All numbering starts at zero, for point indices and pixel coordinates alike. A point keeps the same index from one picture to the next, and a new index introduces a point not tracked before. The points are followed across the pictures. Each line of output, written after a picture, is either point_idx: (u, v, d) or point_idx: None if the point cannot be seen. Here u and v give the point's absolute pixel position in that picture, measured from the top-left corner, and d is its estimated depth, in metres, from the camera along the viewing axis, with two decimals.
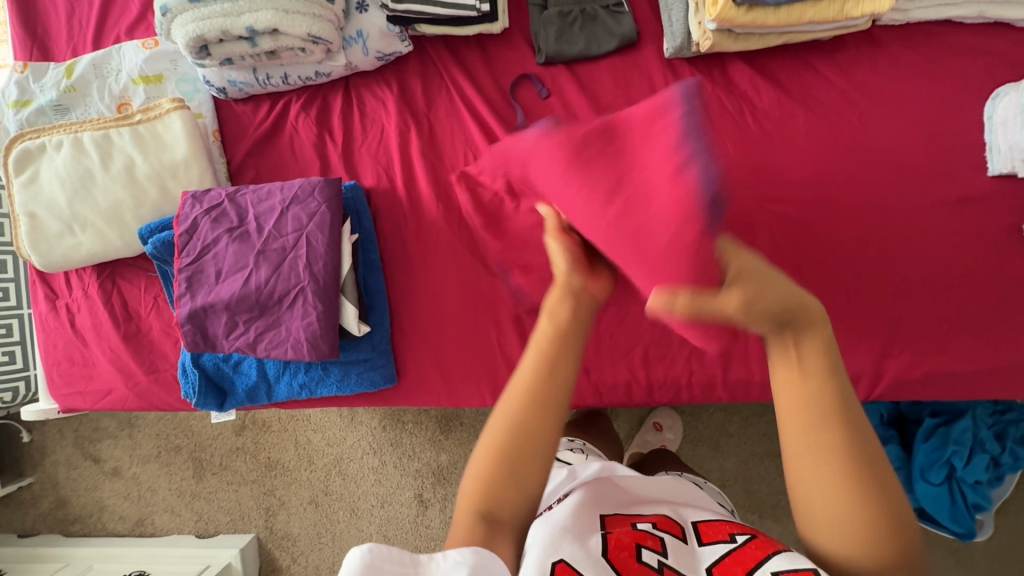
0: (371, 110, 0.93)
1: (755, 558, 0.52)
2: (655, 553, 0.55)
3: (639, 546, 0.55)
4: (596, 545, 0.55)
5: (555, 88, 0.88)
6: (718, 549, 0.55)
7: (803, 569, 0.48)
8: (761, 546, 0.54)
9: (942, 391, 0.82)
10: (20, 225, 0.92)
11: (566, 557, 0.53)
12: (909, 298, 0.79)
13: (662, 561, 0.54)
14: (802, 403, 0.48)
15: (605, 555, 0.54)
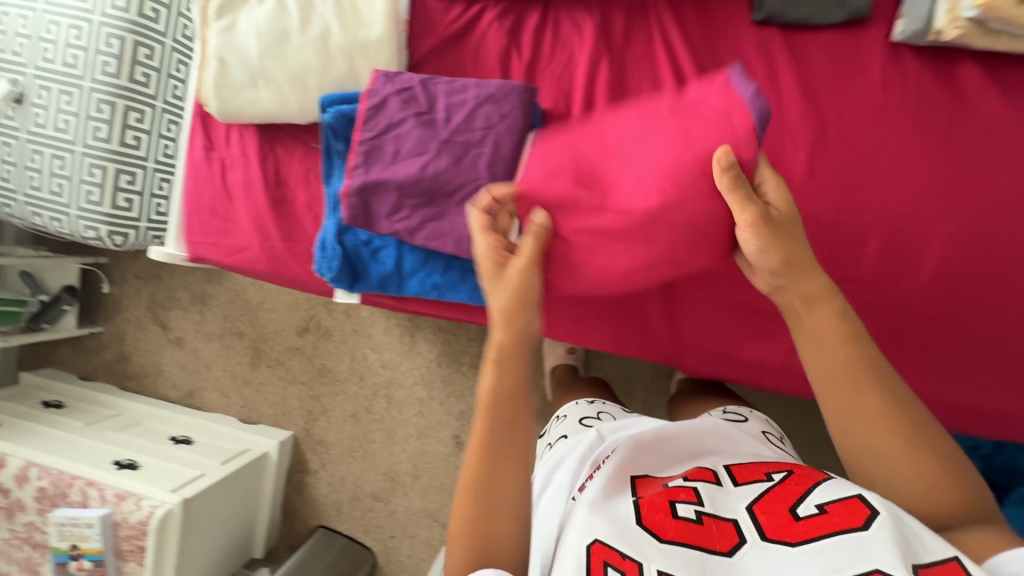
0: (566, 34, 0.92)
1: (797, 493, 0.54)
2: (692, 504, 0.55)
3: (673, 503, 0.56)
4: (628, 511, 0.56)
5: (764, 50, 0.85)
6: (755, 489, 0.57)
7: (848, 496, 0.51)
8: (799, 479, 0.56)
9: None
10: (208, 67, 0.94)
11: (601, 536, 0.53)
12: None
13: (700, 512, 0.55)
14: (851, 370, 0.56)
15: (638, 520, 0.54)
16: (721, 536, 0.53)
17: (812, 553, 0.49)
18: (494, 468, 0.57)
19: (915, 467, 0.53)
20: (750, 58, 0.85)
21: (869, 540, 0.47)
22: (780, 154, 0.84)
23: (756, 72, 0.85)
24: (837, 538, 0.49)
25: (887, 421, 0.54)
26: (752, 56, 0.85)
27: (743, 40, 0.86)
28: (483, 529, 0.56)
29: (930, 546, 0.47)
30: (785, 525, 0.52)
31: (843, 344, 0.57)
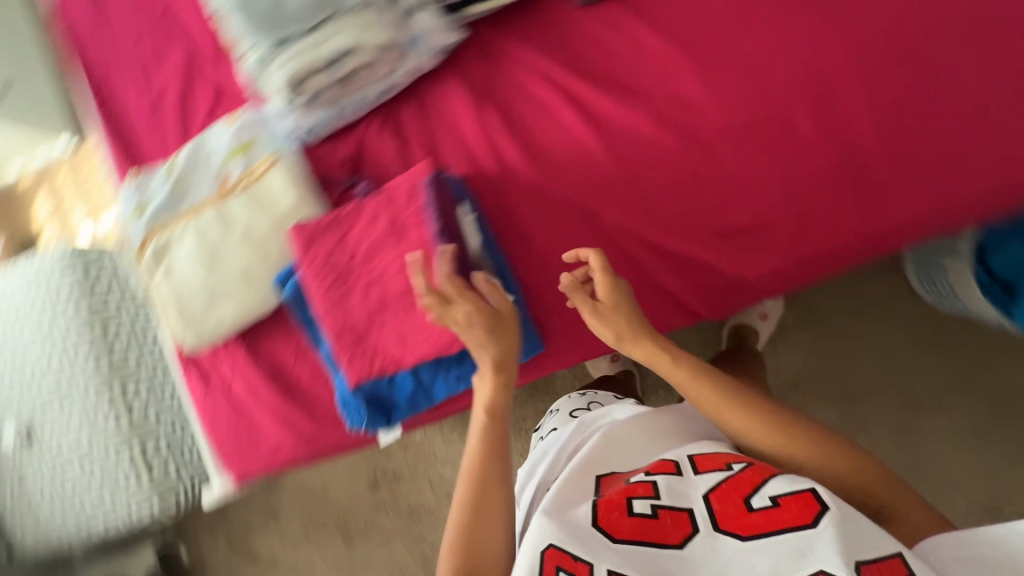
0: (442, 107, 0.97)
1: (753, 482, 0.67)
2: (648, 499, 0.67)
3: (630, 500, 0.67)
4: (586, 516, 0.66)
5: (611, 23, 0.91)
6: (714, 476, 0.69)
7: (801, 488, 0.64)
8: (758, 470, 0.69)
9: None
10: (169, 312, 0.99)
11: (554, 541, 0.62)
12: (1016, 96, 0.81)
13: (654, 506, 0.66)
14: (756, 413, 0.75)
15: (595, 522, 0.65)
16: (675, 529, 0.64)
17: (760, 543, 0.61)
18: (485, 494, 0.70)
19: (798, 449, 0.73)
20: (604, 36, 0.91)
21: (817, 538, 0.59)
22: (679, 93, 0.88)
23: (614, 44, 0.91)
24: (789, 533, 0.60)
25: (767, 424, 0.74)
26: (604, 34, 0.91)
27: (588, 25, 0.92)
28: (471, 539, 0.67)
29: (879, 543, 0.59)
30: (740, 515, 0.64)
31: (700, 382, 0.78)
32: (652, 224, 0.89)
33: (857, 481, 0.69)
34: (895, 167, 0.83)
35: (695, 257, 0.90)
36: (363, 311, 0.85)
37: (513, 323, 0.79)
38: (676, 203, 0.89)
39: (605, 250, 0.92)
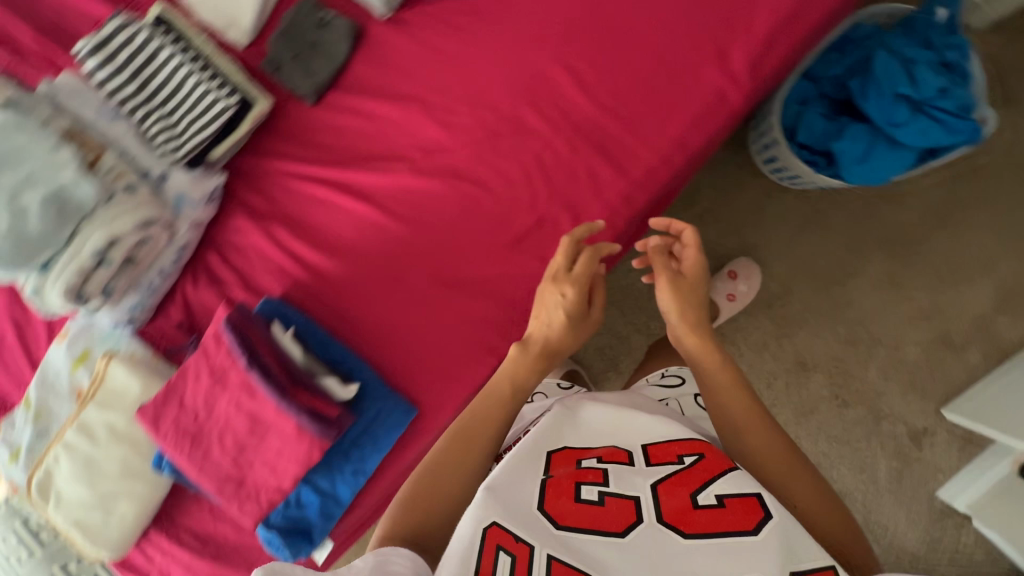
0: (239, 241, 1.02)
1: (701, 479, 0.65)
2: (597, 485, 0.66)
3: (579, 485, 0.66)
4: (535, 497, 0.65)
5: (339, 109, 0.97)
6: (663, 468, 0.68)
7: (746, 492, 0.63)
8: (707, 466, 0.67)
9: (787, 48, 0.86)
10: (74, 536, 1.00)
11: (497, 520, 0.61)
12: (694, 10, 0.86)
13: (602, 493, 0.65)
14: (761, 423, 0.75)
15: (541, 506, 0.64)
16: (619, 516, 0.63)
17: (702, 543, 0.59)
18: (444, 475, 0.70)
19: (770, 460, 0.72)
20: (339, 122, 0.97)
21: (756, 543, 0.58)
22: (420, 143, 0.95)
23: (350, 124, 0.97)
24: (729, 537, 0.59)
25: (775, 438, 0.73)
26: (338, 120, 0.97)
27: (322, 118, 0.98)
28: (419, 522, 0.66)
29: (817, 557, 0.58)
30: (685, 510, 0.62)
31: (723, 374, 0.79)
32: (454, 261, 0.95)
33: (830, 519, 0.68)
34: (625, 119, 0.88)
35: (504, 271, 0.94)
36: (228, 459, 0.87)
37: (595, 318, 0.82)
38: (465, 231, 0.94)
39: (429, 300, 0.96)
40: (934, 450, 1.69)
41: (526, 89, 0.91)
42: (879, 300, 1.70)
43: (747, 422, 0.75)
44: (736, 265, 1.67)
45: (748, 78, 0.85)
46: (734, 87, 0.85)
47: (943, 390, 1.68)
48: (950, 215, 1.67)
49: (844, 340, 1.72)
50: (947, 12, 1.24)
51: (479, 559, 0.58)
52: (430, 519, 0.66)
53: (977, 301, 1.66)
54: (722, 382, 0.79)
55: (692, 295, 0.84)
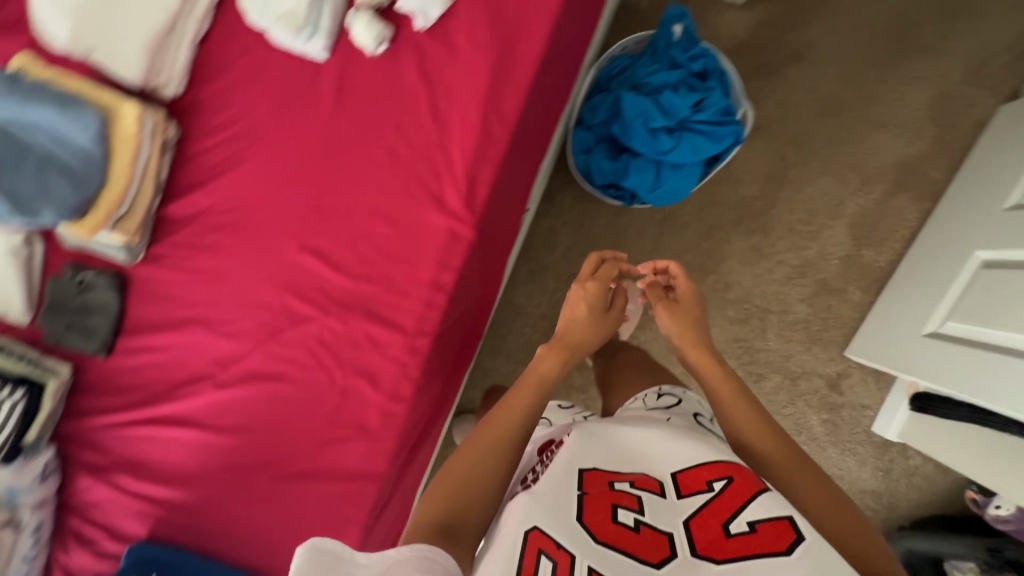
0: (86, 501, 1.03)
1: (731, 507, 0.63)
2: (632, 511, 0.65)
3: (615, 507, 0.65)
4: (573, 513, 0.64)
5: (133, 351, 1.00)
6: (696, 499, 0.66)
7: (777, 514, 0.61)
8: (737, 490, 0.65)
9: (499, 165, 0.88)
10: None
11: (538, 526, 0.62)
12: (401, 167, 0.90)
13: (637, 519, 0.64)
14: (768, 428, 0.81)
15: (580, 520, 0.63)
16: (654, 546, 0.62)
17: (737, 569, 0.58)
18: (474, 478, 0.70)
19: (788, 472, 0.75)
20: (138, 363, 1.00)
21: (788, 567, 0.56)
22: (215, 358, 0.99)
23: (148, 361, 1.00)
24: (760, 559, 0.58)
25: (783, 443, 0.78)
26: (137, 362, 1.00)
27: (121, 365, 1.01)
28: (449, 509, 0.67)
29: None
30: (718, 541, 0.61)
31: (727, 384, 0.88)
32: (286, 453, 0.98)
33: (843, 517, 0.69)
34: (381, 279, 0.92)
35: (333, 446, 0.97)
36: None
37: (612, 317, 1.00)
38: (284, 423, 0.98)
39: (276, 497, 0.98)
40: (855, 391, 1.74)
41: (287, 280, 0.95)
42: (751, 273, 1.75)
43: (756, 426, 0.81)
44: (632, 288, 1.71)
45: (469, 207, 0.89)
46: (460, 218, 0.89)
47: (842, 334, 1.73)
48: (785, 175, 1.71)
49: (736, 320, 1.76)
50: (681, 27, 1.31)
51: (520, 559, 0.59)
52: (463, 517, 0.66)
53: (839, 243, 1.70)
54: (727, 386, 0.88)
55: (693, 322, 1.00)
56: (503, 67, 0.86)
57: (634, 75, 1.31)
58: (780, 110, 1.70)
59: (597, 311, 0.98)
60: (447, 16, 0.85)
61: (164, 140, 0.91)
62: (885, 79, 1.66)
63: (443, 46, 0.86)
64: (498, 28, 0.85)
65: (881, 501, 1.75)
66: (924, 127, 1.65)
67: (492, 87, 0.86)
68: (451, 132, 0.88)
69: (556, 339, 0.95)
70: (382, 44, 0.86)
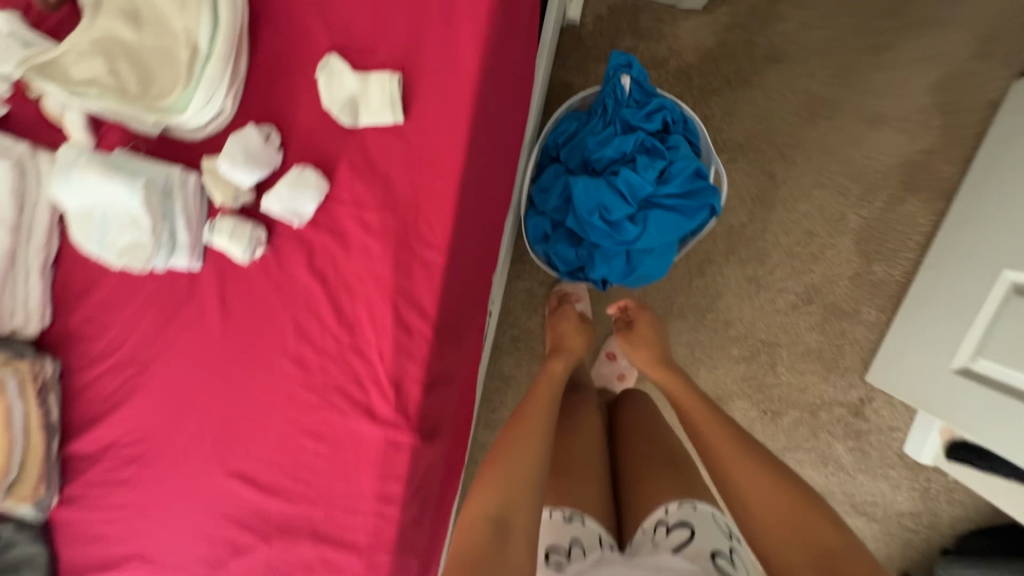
0: None
1: None
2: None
3: None
4: None
5: None
6: None
7: None
8: None
9: (427, 357, 0.73)
10: None
11: None
12: (314, 374, 0.75)
13: None
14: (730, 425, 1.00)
15: None
16: None
17: None
18: (512, 477, 0.82)
19: (759, 498, 0.87)
20: None
21: None
22: None
23: None
24: None
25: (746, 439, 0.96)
26: None
27: None
28: (493, 508, 0.78)
29: None
30: None
31: (692, 399, 1.07)
32: None
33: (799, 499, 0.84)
34: (319, 496, 0.79)
35: None
36: None
37: (589, 328, 1.27)
38: None
39: None
40: (881, 414, 1.60)
41: (217, 508, 0.82)
42: (750, 307, 1.58)
43: (719, 437, 0.97)
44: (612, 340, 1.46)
45: (405, 411, 0.75)
46: (397, 424, 0.76)
47: (860, 357, 1.57)
48: (775, 195, 1.52)
49: (743, 358, 1.61)
50: (631, 79, 1.11)
51: None
52: (508, 508, 0.78)
53: (845, 261, 1.54)
54: (689, 391, 1.10)
55: (656, 343, 1.24)
56: (409, 252, 0.69)
57: (583, 146, 1.11)
58: (762, 123, 1.49)
59: (580, 332, 1.24)
60: (328, 203, 0.68)
61: (41, 383, 0.78)
62: (877, 68, 1.46)
63: (332, 238, 0.70)
64: (394, 209, 0.68)
65: (920, 521, 1.63)
66: (930, 117, 1.46)
67: (402, 277, 0.70)
68: (364, 332, 0.73)
69: (558, 356, 1.17)
70: (258, 248, 0.70)
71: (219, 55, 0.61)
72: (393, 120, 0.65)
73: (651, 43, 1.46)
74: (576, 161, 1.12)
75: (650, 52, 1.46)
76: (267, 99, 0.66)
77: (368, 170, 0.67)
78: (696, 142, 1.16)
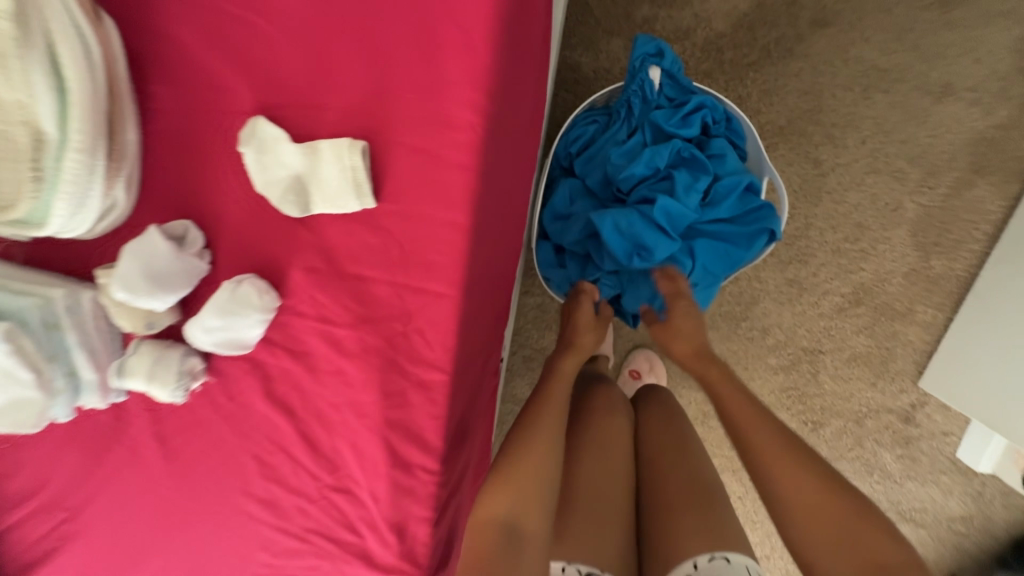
0: None
1: None
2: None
3: None
4: None
5: None
6: None
7: None
8: None
9: (432, 494, 0.56)
10: None
11: None
12: (289, 518, 0.59)
13: None
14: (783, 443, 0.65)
15: None
16: None
17: None
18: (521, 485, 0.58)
19: (809, 528, 0.59)
20: None
21: None
22: None
23: None
24: None
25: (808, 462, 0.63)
26: None
27: None
28: (511, 505, 0.57)
29: None
30: None
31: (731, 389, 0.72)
32: None
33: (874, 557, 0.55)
34: None
35: None
36: None
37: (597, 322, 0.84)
38: None
39: None
40: (934, 418, 1.42)
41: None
42: (791, 312, 1.37)
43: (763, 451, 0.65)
44: (632, 360, 1.15)
45: (410, 555, 0.59)
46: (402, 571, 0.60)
47: (913, 361, 1.38)
48: (821, 185, 1.29)
49: (782, 367, 1.41)
50: (660, 72, 0.89)
51: None
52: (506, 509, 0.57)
53: (900, 255, 1.32)
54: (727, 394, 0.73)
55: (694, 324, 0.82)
56: (399, 374, 0.51)
57: (604, 158, 0.89)
58: (809, 100, 1.25)
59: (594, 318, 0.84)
60: (282, 317, 0.50)
61: None
62: (945, 26, 1.22)
63: (294, 359, 0.52)
64: (374, 321, 0.49)
65: (971, 525, 1.47)
66: (1006, 84, 1.23)
67: (393, 406, 0.52)
68: (350, 470, 0.56)
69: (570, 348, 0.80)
70: (193, 383, 0.51)
71: (77, 147, 0.41)
72: (360, 206, 0.45)
73: (675, 11, 1.21)
74: (596, 177, 0.90)
75: (674, 22, 1.21)
76: (179, 186, 0.46)
77: (331, 273, 0.48)
78: (741, 144, 0.94)
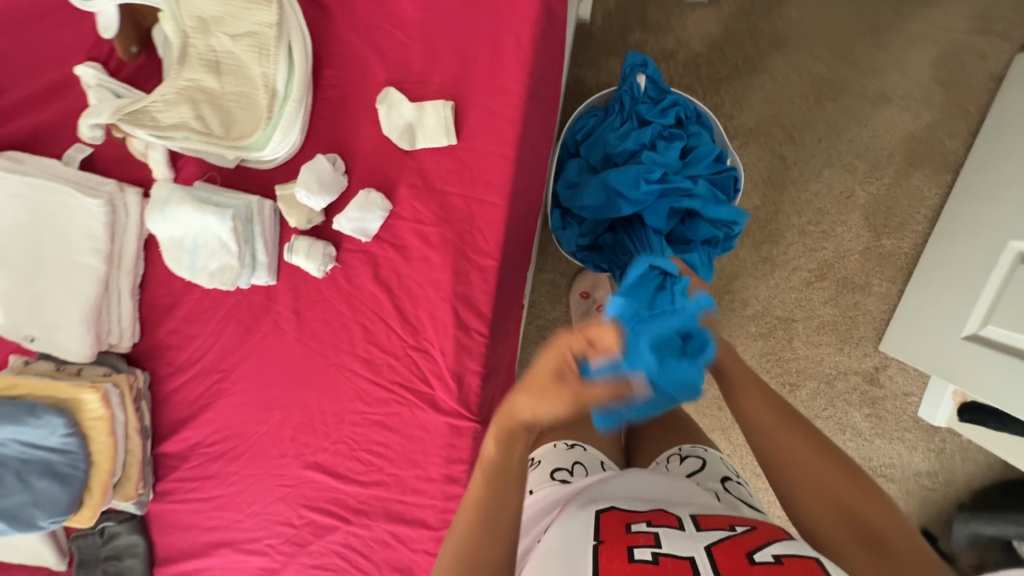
0: None
1: (755, 543, 0.56)
2: (649, 547, 0.56)
3: (629, 549, 0.56)
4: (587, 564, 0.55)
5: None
6: (714, 532, 0.59)
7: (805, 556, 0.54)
8: (760, 534, 0.58)
9: (483, 351, 0.81)
10: None
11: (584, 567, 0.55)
12: (382, 371, 0.84)
13: (655, 553, 0.55)
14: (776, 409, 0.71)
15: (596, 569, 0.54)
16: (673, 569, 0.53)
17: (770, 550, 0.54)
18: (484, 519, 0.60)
19: (798, 475, 0.66)
20: None
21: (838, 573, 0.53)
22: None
23: None
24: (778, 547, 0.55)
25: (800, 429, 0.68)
26: None
27: None
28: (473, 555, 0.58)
29: None
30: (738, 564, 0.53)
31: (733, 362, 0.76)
32: None
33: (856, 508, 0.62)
34: (390, 477, 0.88)
35: None
36: None
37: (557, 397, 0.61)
38: None
39: None
40: (895, 380, 1.63)
41: (300, 496, 0.90)
42: (766, 284, 1.61)
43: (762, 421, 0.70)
44: None
45: (465, 399, 0.83)
46: (460, 414, 0.84)
47: (873, 329, 1.61)
48: (786, 176, 1.56)
49: (760, 335, 1.63)
50: (645, 77, 1.17)
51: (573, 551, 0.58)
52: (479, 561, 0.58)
53: (856, 236, 1.57)
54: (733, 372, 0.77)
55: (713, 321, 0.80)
56: (465, 259, 0.77)
57: (603, 141, 1.17)
58: (771, 106, 1.53)
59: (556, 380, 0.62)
60: (390, 220, 0.76)
61: (135, 392, 0.86)
62: (878, 47, 1.51)
63: (395, 250, 0.78)
64: (450, 221, 0.76)
65: (936, 479, 1.64)
66: (931, 92, 1.50)
67: (460, 282, 0.78)
68: (428, 333, 0.81)
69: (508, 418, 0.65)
70: (329, 263, 0.78)
71: (295, 99, 0.71)
72: (448, 142, 0.73)
73: (660, 36, 1.51)
74: (598, 157, 1.17)
75: (660, 44, 1.51)
76: (334, 132, 0.74)
77: (425, 188, 0.75)
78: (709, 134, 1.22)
